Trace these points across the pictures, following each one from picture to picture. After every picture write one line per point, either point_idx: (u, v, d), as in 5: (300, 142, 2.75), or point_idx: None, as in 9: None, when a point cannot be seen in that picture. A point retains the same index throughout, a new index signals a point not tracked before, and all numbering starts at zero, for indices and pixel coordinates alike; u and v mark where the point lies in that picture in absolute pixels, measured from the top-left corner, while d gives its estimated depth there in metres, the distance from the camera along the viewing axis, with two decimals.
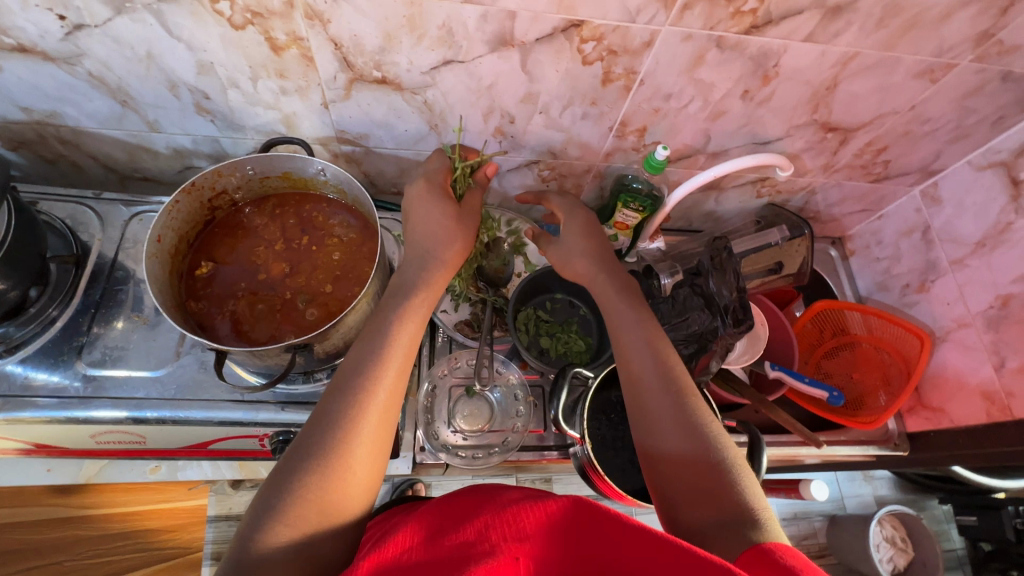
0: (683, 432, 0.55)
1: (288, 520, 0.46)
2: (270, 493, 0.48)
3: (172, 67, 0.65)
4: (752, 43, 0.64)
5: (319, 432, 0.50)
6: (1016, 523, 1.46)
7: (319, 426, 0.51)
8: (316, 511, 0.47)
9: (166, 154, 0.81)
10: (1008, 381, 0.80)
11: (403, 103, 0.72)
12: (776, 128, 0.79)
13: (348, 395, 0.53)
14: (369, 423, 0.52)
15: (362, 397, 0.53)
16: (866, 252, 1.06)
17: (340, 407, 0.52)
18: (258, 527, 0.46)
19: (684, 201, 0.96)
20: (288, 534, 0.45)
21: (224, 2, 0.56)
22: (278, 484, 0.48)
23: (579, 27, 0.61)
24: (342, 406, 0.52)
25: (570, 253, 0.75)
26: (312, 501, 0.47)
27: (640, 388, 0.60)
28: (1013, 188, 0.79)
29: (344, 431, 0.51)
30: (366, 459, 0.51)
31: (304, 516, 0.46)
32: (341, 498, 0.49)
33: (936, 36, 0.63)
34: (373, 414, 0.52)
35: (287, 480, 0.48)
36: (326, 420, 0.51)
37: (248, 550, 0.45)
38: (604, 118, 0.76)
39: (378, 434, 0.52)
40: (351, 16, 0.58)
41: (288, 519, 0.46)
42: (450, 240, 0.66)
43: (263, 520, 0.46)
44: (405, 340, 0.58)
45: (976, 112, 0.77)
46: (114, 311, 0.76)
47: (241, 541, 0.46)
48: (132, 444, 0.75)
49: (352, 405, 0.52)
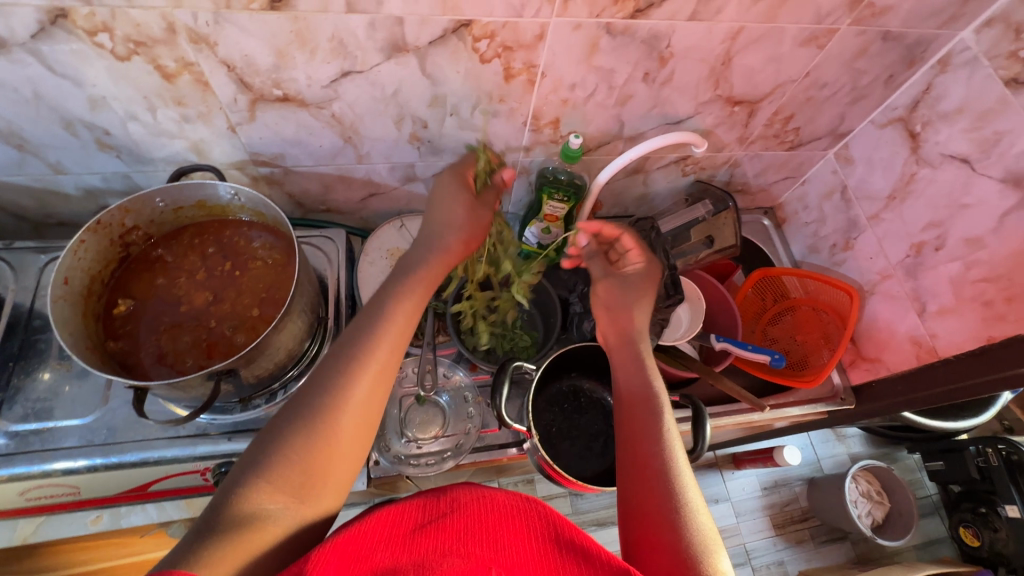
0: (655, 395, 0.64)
1: (273, 479, 0.48)
2: (257, 451, 0.50)
3: (64, 105, 0.63)
4: (640, 27, 0.66)
5: (314, 398, 0.52)
6: (979, 461, 1.51)
7: (311, 390, 0.53)
8: (300, 476, 0.49)
9: (78, 196, 0.79)
10: (931, 324, 0.83)
11: (311, 119, 0.71)
12: (684, 106, 0.81)
13: (341, 363, 0.54)
14: (359, 389, 0.53)
15: (354, 369, 0.54)
16: (795, 218, 1.10)
17: (333, 373, 0.54)
18: (243, 479, 0.47)
19: (613, 187, 0.98)
20: (270, 494, 0.47)
21: (103, 33, 0.56)
22: (265, 443, 0.50)
23: (469, 26, 0.62)
24: (335, 370, 0.54)
25: (635, 292, 0.79)
26: (298, 463, 0.49)
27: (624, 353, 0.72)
28: (912, 140, 0.83)
29: (334, 399, 0.52)
30: (350, 429, 0.52)
31: (287, 477, 0.48)
32: (327, 469, 0.50)
33: (811, 3, 0.66)
34: (362, 383, 0.54)
35: (275, 438, 0.50)
36: (315, 385, 0.53)
37: (228, 499, 0.46)
38: (516, 114, 0.77)
39: (367, 404, 0.54)
40: (236, 36, 0.58)
41: (272, 478, 0.48)
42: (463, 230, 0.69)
43: (248, 474, 0.48)
44: (400, 320, 0.59)
45: (867, 72, 0.80)
46: (36, 362, 0.73)
47: (222, 489, 0.47)
48: (67, 496, 0.72)
49: (344, 370, 0.54)
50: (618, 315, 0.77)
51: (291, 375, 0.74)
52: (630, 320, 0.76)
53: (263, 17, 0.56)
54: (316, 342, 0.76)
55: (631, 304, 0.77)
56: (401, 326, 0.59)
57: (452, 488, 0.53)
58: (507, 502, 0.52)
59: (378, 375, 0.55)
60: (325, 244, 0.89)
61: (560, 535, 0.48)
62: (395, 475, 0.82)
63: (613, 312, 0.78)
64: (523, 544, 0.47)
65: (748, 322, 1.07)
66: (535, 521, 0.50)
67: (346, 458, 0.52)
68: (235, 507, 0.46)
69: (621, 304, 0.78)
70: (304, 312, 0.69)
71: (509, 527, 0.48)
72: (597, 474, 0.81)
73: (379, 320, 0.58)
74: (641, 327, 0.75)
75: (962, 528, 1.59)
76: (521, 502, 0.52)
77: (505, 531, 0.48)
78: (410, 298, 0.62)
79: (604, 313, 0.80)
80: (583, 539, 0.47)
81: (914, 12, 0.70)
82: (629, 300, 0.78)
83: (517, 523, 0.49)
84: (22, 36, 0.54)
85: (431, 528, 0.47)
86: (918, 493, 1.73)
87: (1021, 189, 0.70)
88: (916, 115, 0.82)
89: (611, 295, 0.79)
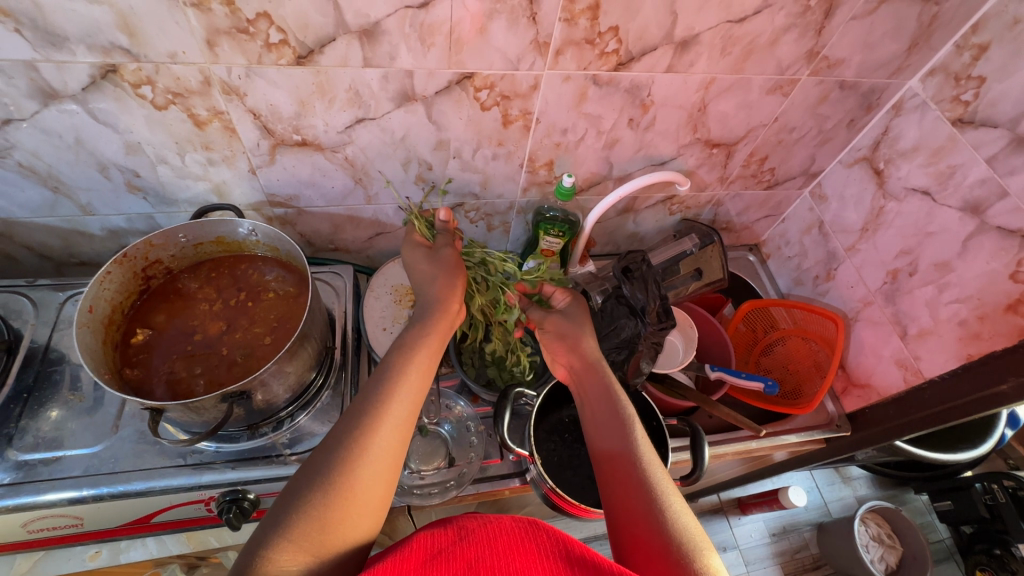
0: (629, 443, 0.62)
1: (295, 536, 0.45)
2: (278, 510, 0.48)
3: (101, 151, 0.70)
4: (623, 78, 0.74)
5: (329, 451, 0.51)
6: (986, 499, 1.47)
7: (328, 446, 0.52)
8: (319, 531, 0.46)
9: (102, 236, 0.84)
10: (913, 346, 0.87)
11: (326, 162, 0.78)
12: (667, 148, 0.88)
13: (355, 419, 0.54)
14: (384, 435, 0.53)
15: (371, 420, 0.54)
16: (779, 253, 1.16)
17: (347, 429, 0.53)
18: (265, 540, 0.45)
19: (605, 225, 1.05)
20: (291, 552, 0.44)
21: (146, 86, 0.62)
22: (285, 501, 0.48)
23: (470, 79, 0.70)
24: (346, 429, 0.53)
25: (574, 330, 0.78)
26: (316, 516, 0.47)
27: (595, 407, 0.69)
28: (877, 177, 0.91)
29: (351, 453, 0.51)
30: (370, 480, 0.50)
31: (308, 534, 0.46)
32: (348, 519, 0.48)
33: (773, 57, 0.75)
34: (380, 437, 0.53)
35: (295, 495, 0.48)
36: (335, 439, 0.52)
37: (251, 563, 0.43)
38: (513, 157, 0.84)
39: (387, 454, 0.53)
40: (264, 88, 0.65)
41: (293, 535, 0.45)
42: (451, 275, 0.72)
43: (271, 532, 0.46)
44: (412, 377, 0.59)
45: (830, 117, 0.89)
46: (49, 394, 0.75)
47: (245, 552, 0.45)
48: (68, 529, 0.72)
49: (358, 427, 0.53)
50: (573, 343, 0.77)
51: (298, 406, 0.76)
52: (587, 347, 0.76)
53: (290, 72, 0.64)
54: (322, 374, 0.79)
55: (582, 331, 0.78)
56: (413, 381, 0.59)
57: (457, 517, 0.54)
58: (514, 525, 0.52)
59: (396, 428, 0.55)
60: (334, 280, 0.94)
61: (569, 552, 0.48)
62: (399, 508, 0.81)
63: (568, 341, 0.77)
64: (536, 565, 0.47)
65: (740, 354, 1.10)
66: (541, 540, 0.50)
67: (368, 508, 0.50)
68: (257, 569, 0.43)
69: (573, 331, 0.78)
70: (313, 340, 0.73)
71: (520, 551, 0.48)
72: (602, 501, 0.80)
73: (390, 376, 0.59)
74: (597, 356, 0.75)
75: (979, 572, 1.51)
76: (529, 524, 0.52)
77: (517, 556, 0.48)
78: (423, 356, 0.62)
79: (558, 345, 0.78)
80: (592, 554, 0.48)
81: (865, 63, 0.79)
82: (573, 329, 0.78)
83: (527, 546, 0.49)
84: (74, 88, 0.61)
85: (444, 557, 0.47)
86: (931, 536, 1.69)
87: (980, 215, 0.76)
88: (879, 154, 0.90)
89: (559, 327, 0.79)
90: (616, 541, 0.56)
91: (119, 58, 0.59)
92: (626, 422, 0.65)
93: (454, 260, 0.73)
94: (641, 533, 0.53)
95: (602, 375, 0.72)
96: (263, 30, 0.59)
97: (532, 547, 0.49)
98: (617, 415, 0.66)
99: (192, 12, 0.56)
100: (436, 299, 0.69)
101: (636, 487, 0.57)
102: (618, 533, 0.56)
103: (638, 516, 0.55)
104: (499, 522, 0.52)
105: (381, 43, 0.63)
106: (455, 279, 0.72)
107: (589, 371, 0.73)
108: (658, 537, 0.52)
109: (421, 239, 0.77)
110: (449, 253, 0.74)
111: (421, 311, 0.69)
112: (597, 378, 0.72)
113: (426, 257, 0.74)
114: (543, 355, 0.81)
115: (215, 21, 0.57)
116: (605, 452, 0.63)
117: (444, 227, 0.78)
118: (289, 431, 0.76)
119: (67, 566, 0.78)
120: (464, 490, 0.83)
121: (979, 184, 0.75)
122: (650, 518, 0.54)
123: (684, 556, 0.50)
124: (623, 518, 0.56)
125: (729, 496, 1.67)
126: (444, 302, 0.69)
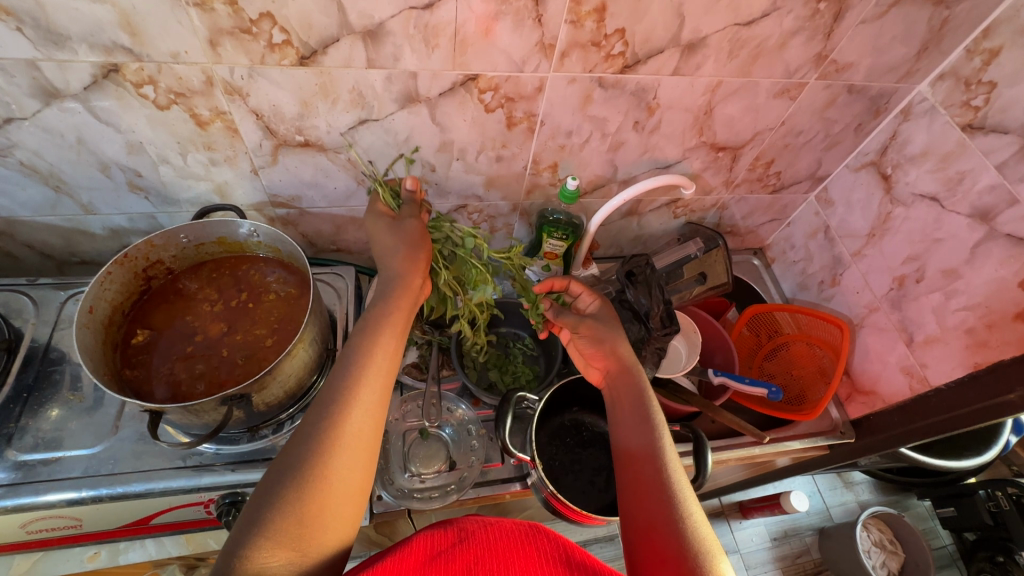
0: (653, 448, 0.61)
1: (274, 533, 0.45)
2: (253, 507, 0.46)
3: (103, 150, 0.69)
4: (629, 81, 0.73)
5: (301, 446, 0.50)
6: (990, 506, 1.45)
7: (300, 439, 0.51)
8: (298, 527, 0.46)
9: (104, 235, 0.84)
10: (920, 354, 0.86)
11: (329, 163, 0.77)
12: (672, 151, 0.88)
13: (322, 408, 0.53)
14: (352, 425, 0.52)
15: (341, 411, 0.52)
16: (783, 257, 1.16)
17: (315, 422, 0.52)
18: (243, 538, 0.44)
19: (609, 228, 1.04)
20: (272, 549, 0.44)
21: (148, 85, 0.62)
22: (261, 497, 0.47)
23: (475, 80, 0.69)
24: (317, 420, 0.52)
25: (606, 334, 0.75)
26: (292, 512, 0.46)
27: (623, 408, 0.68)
28: (885, 182, 0.90)
29: (324, 446, 0.50)
30: (343, 473, 0.50)
31: (287, 529, 0.45)
32: (326, 513, 0.48)
33: (781, 60, 0.74)
34: (349, 427, 0.52)
35: (272, 490, 0.47)
36: (305, 433, 0.51)
37: (232, 562, 0.43)
38: (517, 159, 0.83)
39: (361, 446, 0.52)
40: (267, 88, 0.65)
41: (270, 532, 0.45)
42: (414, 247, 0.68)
43: (248, 529, 0.45)
44: (378, 363, 0.58)
45: (838, 121, 0.88)
46: (50, 393, 0.75)
47: (223, 552, 0.44)
48: (67, 530, 0.72)
49: (326, 417, 0.52)
50: (603, 341, 0.75)
51: (297, 408, 0.75)
52: (622, 351, 0.74)
53: (293, 72, 0.63)
54: (322, 375, 0.79)
55: (614, 334, 0.76)
56: (380, 368, 0.57)
57: (457, 518, 0.53)
58: (514, 528, 0.52)
59: (364, 417, 0.54)
60: (335, 281, 0.93)
61: (570, 557, 0.48)
62: (399, 513, 0.81)
63: (602, 346, 0.75)
64: (536, 568, 0.46)
65: (744, 359, 1.09)
66: (542, 543, 0.49)
67: (345, 501, 0.49)
68: (238, 568, 0.42)
69: (608, 336, 0.76)
70: (314, 342, 0.72)
71: (520, 555, 0.48)
72: (603, 506, 0.79)
73: (356, 363, 0.57)
74: (632, 359, 0.73)
75: None
76: (529, 528, 0.51)
77: (518, 559, 0.47)
78: (383, 339, 0.60)
79: (592, 350, 0.76)
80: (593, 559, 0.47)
81: (874, 67, 0.78)
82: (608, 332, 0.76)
83: (527, 551, 0.48)
84: (75, 87, 0.61)
85: (444, 559, 0.46)
86: (932, 542, 1.67)
87: (989, 222, 0.75)
88: (887, 159, 0.89)
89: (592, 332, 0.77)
90: (631, 547, 0.55)
91: (121, 57, 0.58)
92: (653, 425, 0.64)
93: (419, 234, 0.69)
94: (656, 538, 0.53)
95: (632, 374, 0.71)
96: (266, 30, 0.58)
97: (532, 552, 0.48)
98: (644, 418, 0.65)
99: (194, 11, 0.55)
100: (394, 279, 0.66)
101: (654, 492, 0.57)
102: (633, 533, 0.56)
103: (654, 521, 0.54)
104: (501, 525, 0.52)
105: (385, 44, 0.62)
106: (418, 253, 0.68)
107: (623, 374, 0.71)
108: (674, 543, 0.52)
109: (386, 209, 0.72)
110: (410, 224, 0.69)
111: (382, 288, 0.66)
112: (625, 376, 0.71)
113: (389, 228, 0.69)
114: (577, 359, 0.80)
115: (219, 20, 0.57)
116: (629, 455, 0.62)
117: (411, 197, 0.72)
118: (289, 433, 0.76)
119: (66, 567, 0.78)
120: (465, 494, 0.82)
121: (989, 191, 0.74)
122: (666, 523, 0.53)
123: (695, 564, 0.50)
124: (641, 523, 0.55)
125: (730, 500, 1.66)
126: (403, 283, 0.66)
